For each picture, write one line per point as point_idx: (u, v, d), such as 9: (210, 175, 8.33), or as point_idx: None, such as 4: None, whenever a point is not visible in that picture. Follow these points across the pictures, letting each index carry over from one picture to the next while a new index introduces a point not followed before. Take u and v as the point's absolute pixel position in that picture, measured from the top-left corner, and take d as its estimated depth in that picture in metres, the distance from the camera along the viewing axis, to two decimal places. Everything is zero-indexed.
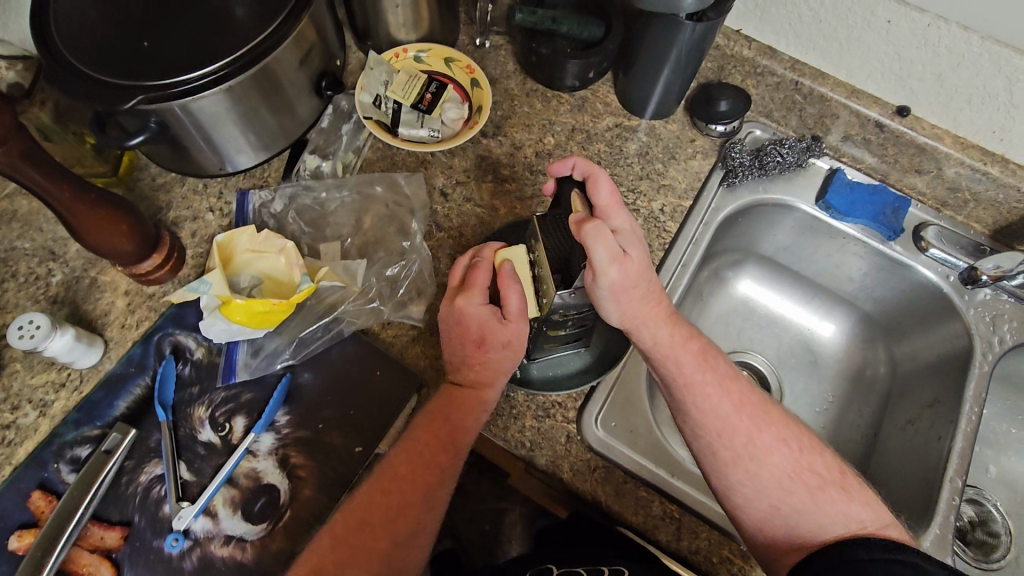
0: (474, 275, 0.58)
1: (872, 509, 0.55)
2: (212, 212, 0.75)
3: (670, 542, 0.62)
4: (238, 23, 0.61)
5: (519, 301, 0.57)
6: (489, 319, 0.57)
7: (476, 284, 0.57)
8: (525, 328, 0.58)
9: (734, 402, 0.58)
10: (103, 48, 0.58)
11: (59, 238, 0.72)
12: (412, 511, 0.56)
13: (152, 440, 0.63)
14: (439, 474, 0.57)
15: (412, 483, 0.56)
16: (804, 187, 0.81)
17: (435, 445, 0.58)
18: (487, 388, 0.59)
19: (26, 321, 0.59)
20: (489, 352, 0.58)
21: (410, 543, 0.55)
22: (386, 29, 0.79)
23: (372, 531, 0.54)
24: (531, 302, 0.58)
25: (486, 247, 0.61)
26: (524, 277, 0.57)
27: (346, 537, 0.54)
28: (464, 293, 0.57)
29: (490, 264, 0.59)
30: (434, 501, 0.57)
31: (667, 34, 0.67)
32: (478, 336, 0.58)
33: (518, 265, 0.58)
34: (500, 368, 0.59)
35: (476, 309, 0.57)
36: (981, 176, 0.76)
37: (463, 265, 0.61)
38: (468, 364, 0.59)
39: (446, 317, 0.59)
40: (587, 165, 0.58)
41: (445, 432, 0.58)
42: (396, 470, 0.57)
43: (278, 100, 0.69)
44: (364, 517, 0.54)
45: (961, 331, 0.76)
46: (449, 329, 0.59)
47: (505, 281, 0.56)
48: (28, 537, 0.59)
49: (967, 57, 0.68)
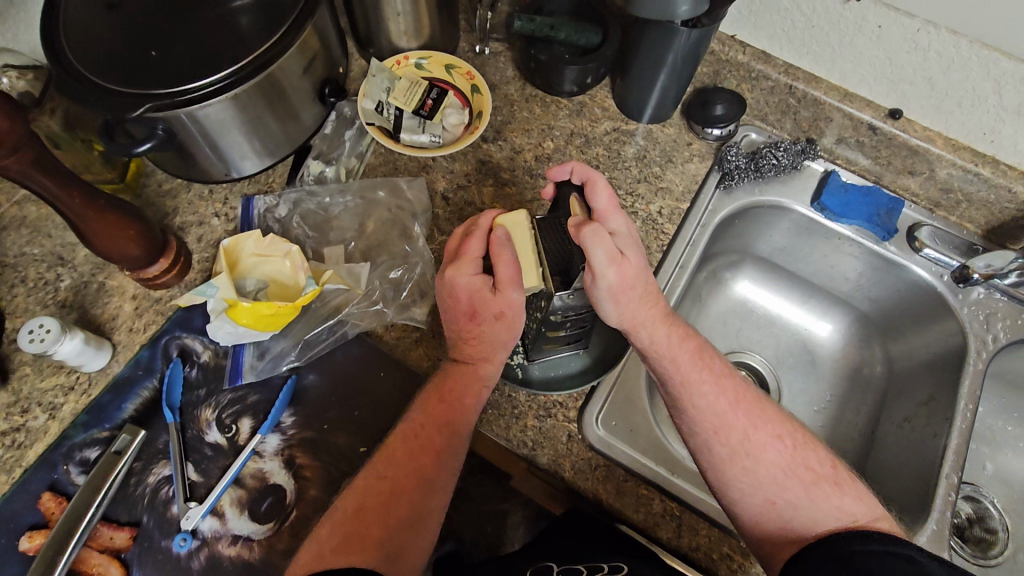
0: (466, 244, 0.58)
1: (865, 503, 0.56)
2: (217, 217, 0.76)
3: (671, 539, 0.63)
4: (243, 32, 0.62)
5: (510, 268, 0.56)
6: (480, 288, 0.57)
7: (467, 253, 0.58)
8: (519, 297, 0.57)
9: (730, 401, 0.59)
10: (111, 58, 0.59)
11: (67, 244, 0.73)
12: (411, 496, 0.57)
13: (159, 441, 0.64)
14: (435, 459, 0.58)
15: (410, 468, 0.57)
16: (799, 189, 0.83)
17: (432, 430, 0.58)
18: (485, 362, 0.60)
19: (36, 325, 0.61)
20: (481, 323, 0.58)
21: (411, 524, 0.56)
22: (388, 37, 0.80)
23: (376, 520, 0.55)
24: (531, 270, 0.56)
25: (482, 214, 0.60)
26: (520, 240, 0.57)
27: (349, 526, 0.54)
28: (455, 263, 0.58)
29: (484, 231, 0.58)
30: (432, 484, 0.58)
31: (664, 40, 0.69)
32: (470, 307, 0.58)
33: (518, 236, 0.57)
34: (497, 339, 0.59)
35: (466, 279, 0.57)
36: (973, 177, 0.77)
37: (460, 233, 0.61)
38: (464, 337, 0.60)
39: (440, 288, 0.59)
40: (585, 169, 0.60)
41: (440, 417, 0.59)
42: (395, 458, 0.58)
43: (283, 107, 0.70)
44: (367, 505, 0.55)
45: (954, 329, 0.77)
46: (443, 300, 0.60)
47: (495, 248, 0.56)
48: (39, 538, 0.60)
49: (957, 61, 0.70)
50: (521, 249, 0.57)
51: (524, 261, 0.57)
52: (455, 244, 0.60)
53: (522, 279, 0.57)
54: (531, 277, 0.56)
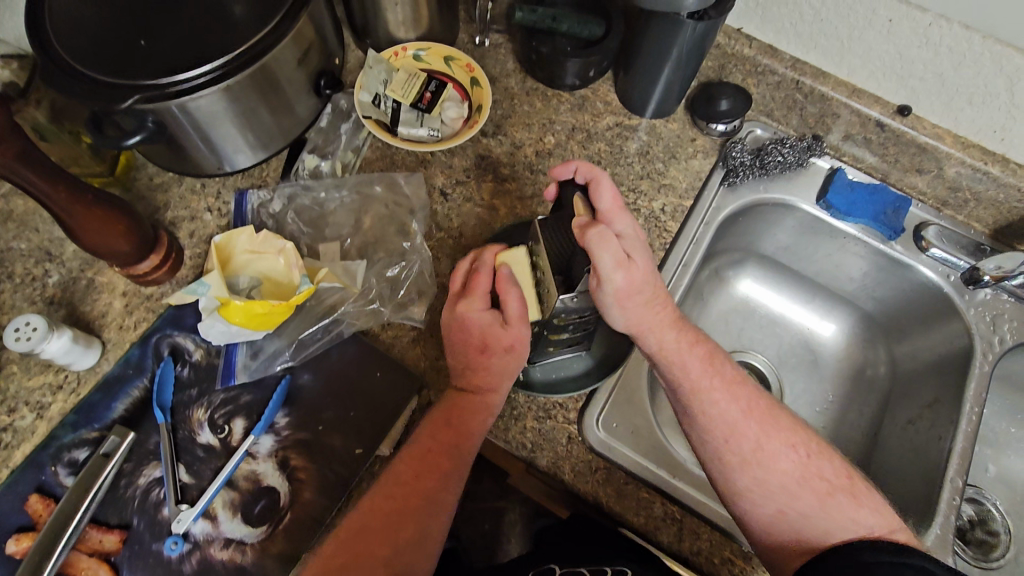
0: (476, 281, 0.58)
1: (879, 513, 0.54)
2: (210, 212, 0.74)
3: (672, 543, 0.62)
4: (236, 22, 0.60)
5: (519, 304, 0.57)
6: (491, 324, 0.57)
7: (476, 290, 0.58)
8: (527, 333, 0.58)
9: (741, 408, 0.57)
10: (96, 45, 0.57)
11: (56, 238, 0.72)
12: (417, 517, 0.55)
13: (150, 442, 0.63)
14: (444, 480, 0.56)
15: (417, 489, 0.56)
16: (805, 187, 0.81)
17: (439, 452, 0.57)
18: (492, 392, 0.59)
19: (22, 323, 0.59)
20: (491, 356, 0.57)
21: (420, 545, 0.54)
22: (385, 27, 0.78)
23: (380, 538, 0.53)
24: (533, 305, 0.58)
25: (485, 251, 0.61)
26: (524, 281, 0.58)
27: (353, 543, 0.53)
28: (466, 299, 0.58)
29: (490, 269, 0.59)
30: (440, 504, 0.56)
31: (668, 34, 0.67)
32: (481, 340, 0.57)
33: (521, 274, 0.59)
34: (504, 372, 0.58)
35: (478, 314, 0.57)
36: (983, 176, 0.76)
37: (465, 270, 0.61)
38: (472, 368, 0.58)
39: (449, 324, 0.59)
40: (589, 168, 0.58)
41: (448, 438, 0.57)
42: (402, 478, 0.56)
43: (277, 99, 0.68)
44: (375, 523, 0.54)
45: (961, 331, 0.76)
46: (451, 335, 0.59)
47: (504, 286, 0.57)
48: (26, 541, 0.58)
49: (969, 57, 0.68)
50: (526, 288, 0.58)
51: (528, 297, 0.58)
52: (459, 281, 0.61)
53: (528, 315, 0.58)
54: (535, 313, 0.58)
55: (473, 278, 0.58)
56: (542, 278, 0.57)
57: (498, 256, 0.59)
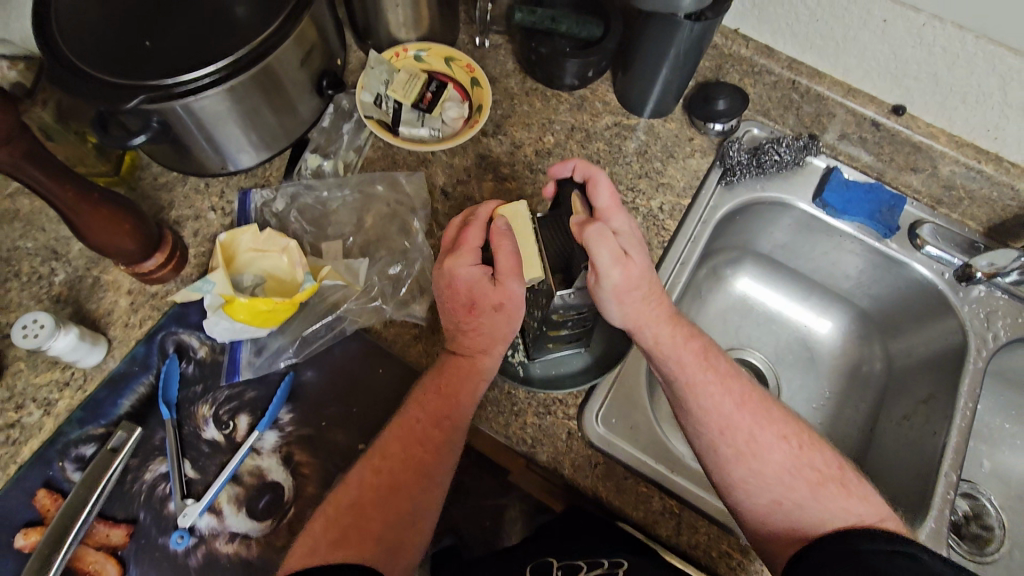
0: (466, 234, 0.58)
1: (873, 504, 0.55)
2: (214, 211, 0.75)
3: (670, 537, 0.63)
4: (240, 23, 0.61)
5: (511, 258, 0.56)
6: (480, 280, 0.57)
7: (466, 244, 0.57)
8: (518, 289, 0.57)
9: (736, 401, 0.58)
10: (102, 47, 0.58)
11: (61, 237, 0.72)
12: (406, 491, 0.56)
13: (156, 438, 0.64)
14: (433, 453, 0.57)
15: (409, 460, 0.57)
16: (802, 186, 0.82)
17: (430, 422, 0.58)
18: (483, 355, 0.60)
19: (30, 321, 0.60)
20: (480, 314, 0.58)
21: (409, 518, 0.56)
22: (387, 28, 0.79)
23: (370, 514, 0.54)
24: (532, 263, 0.56)
25: (481, 206, 0.60)
26: (519, 233, 0.57)
27: (345, 518, 0.54)
28: (454, 254, 0.57)
29: (483, 223, 0.58)
30: (429, 477, 0.57)
31: (666, 35, 0.68)
32: (469, 297, 0.57)
33: (518, 224, 0.57)
34: (494, 333, 0.59)
35: (467, 269, 0.56)
36: (976, 175, 0.77)
37: (457, 226, 0.61)
38: (462, 330, 0.59)
39: (438, 279, 0.58)
40: (587, 167, 0.59)
41: (438, 410, 0.58)
42: (394, 451, 0.57)
43: (280, 100, 0.69)
44: (364, 500, 0.55)
45: (955, 327, 0.77)
46: (439, 291, 0.59)
47: (496, 240, 0.55)
48: (34, 536, 0.59)
49: (962, 57, 0.69)
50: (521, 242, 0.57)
51: (526, 253, 0.57)
52: (452, 237, 0.60)
53: (522, 271, 0.56)
54: (534, 270, 0.56)
55: (463, 232, 0.58)
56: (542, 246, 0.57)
57: (493, 209, 0.59)
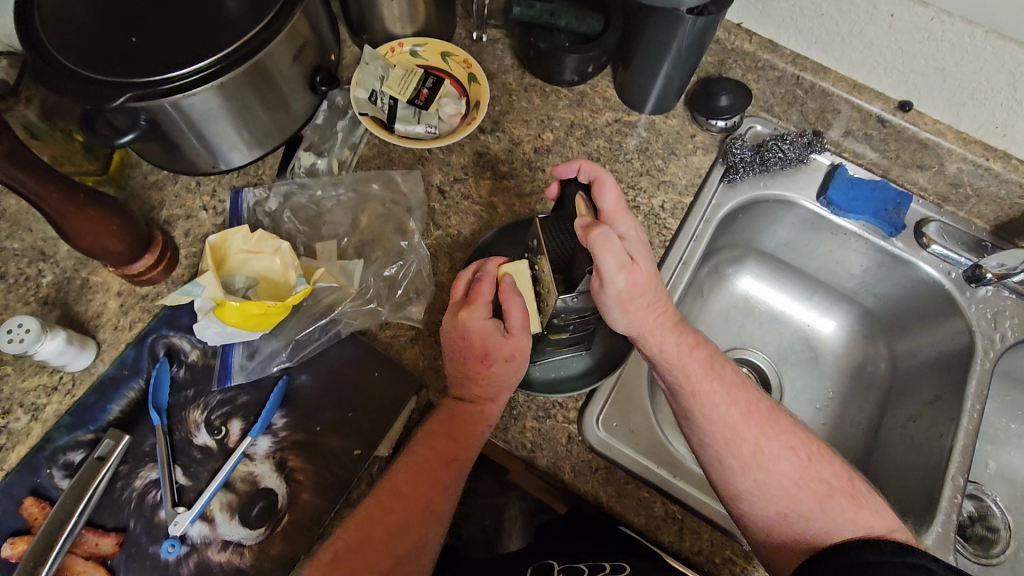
0: (478, 289, 0.57)
1: (880, 515, 0.54)
2: (205, 211, 0.73)
3: (673, 543, 0.61)
4: (229, 17, 0.59)
5: (520, 314, 0.57)
6: (493, 333, 0.56)
7: (478, 298, 0.57)
8: (528, 343, 0.58)
9: (742, 411, 0.57)
10: (87, 42, 0.56)
11: (49, 238, 0.71)
12: (411, 532, 0.56)
13: (146, 444, 0.62)
14: (441, 493, 0.58)
15: (416, 500, 0.57)
16: (806, 183, 0.80)
17: (434, 462, 0.58)
18: (491, 402, 0.59)
19: (15, 325, 0.58)
20: (491, 365, 0.57)
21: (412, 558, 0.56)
22: (381, 23, 0.77)
23: (375, 553, 0.54)
24: (534, 318, 0.58)
25: (487, 262, 0.60)
26: (525, 289, 0.57)
27: (349, 556, 0.54)
28: (467, 307, 0.56)
29: (493, 278, 0.58)
30: (434, 517, 0.57)
31: (668, 29, 0.66)
32: (482, 349, 0.57)
33: (523, 283, 0.58)
34: (504, 382, 0.58)
35: (480, 323, 0.56)
36: (984, 172, 0.75)
37: (465, 280, 0.60)
38: (470, 376, 0.58)
39: (449, 330, 0.58)
40: (593, 168, 0.57)
41: (447, 450, 0.58)
42: (400, 491, 0.57)
43: (272, 96, 0.67)
44: (370, 538, 0.55)
45: (962, 328, 0.75)
46: (452, 344, 0.58)
47: (505, 295, 0.56)
48: (21, 545, 0.58)
49: (972, 52, 0.67)
50: (527, 298, 0.58)
51: (529, 308, 0.58)
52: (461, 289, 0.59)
53: (530, 326, 0.58)
54: (534, 322, 0.59)
55: (475, 286, 0.57)
56: (542, 289, 0.58)
57: (500, 266, 0.58)
